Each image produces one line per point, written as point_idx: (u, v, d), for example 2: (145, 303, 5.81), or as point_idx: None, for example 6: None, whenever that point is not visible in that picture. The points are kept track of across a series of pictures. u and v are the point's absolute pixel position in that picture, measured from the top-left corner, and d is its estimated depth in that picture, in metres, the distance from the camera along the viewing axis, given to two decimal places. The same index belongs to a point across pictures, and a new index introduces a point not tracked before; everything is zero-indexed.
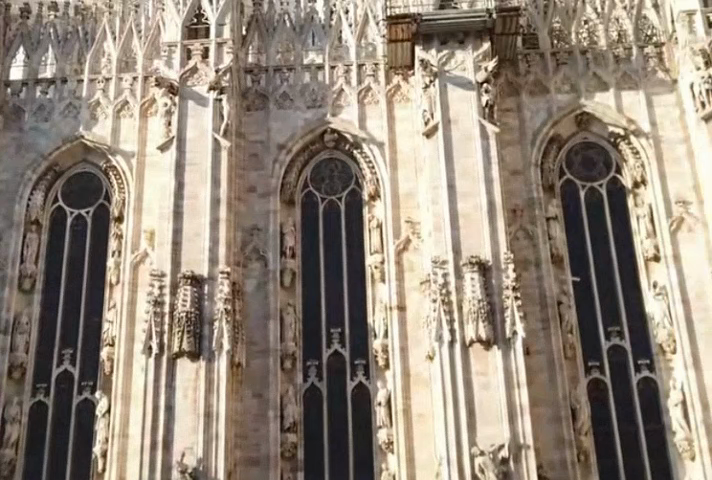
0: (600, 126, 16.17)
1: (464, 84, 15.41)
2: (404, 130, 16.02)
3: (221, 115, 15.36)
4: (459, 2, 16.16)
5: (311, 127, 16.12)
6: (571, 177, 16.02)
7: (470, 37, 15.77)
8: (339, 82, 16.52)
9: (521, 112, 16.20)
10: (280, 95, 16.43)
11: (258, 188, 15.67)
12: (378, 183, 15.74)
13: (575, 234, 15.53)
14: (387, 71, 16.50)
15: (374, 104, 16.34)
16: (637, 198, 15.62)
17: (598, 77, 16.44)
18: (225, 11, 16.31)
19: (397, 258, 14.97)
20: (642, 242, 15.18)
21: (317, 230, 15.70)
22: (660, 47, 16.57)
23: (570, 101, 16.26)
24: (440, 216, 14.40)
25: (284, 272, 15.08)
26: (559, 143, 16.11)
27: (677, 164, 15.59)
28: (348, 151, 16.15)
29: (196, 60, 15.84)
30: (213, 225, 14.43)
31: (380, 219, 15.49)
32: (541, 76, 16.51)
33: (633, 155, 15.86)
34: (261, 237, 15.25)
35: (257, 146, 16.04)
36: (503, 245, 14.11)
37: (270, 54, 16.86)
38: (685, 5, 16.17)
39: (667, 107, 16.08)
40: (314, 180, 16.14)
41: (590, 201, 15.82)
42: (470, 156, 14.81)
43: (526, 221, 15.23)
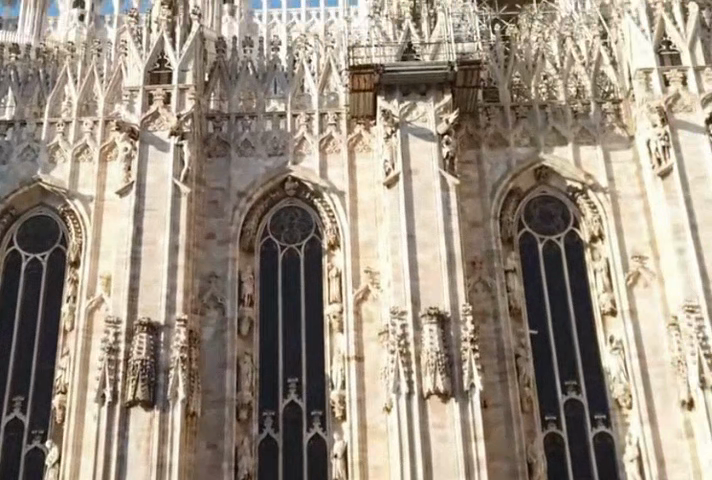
0: (558, 180, 16.34)
1: (425, 135, 15.52)
2: (365, 179, 16.07)
3: (182, 161, 15.30)
4: (421, 54, 16.31)
5: (272, 175, 16.10)
6: (529, 230, 16.15)
7: (432, 88, 15.90)
8: (300, 130, 16.54)
9: (481, 164, 16.33)
10: (242, 142, 16.41)
11: (217, 235, 15.59)
12: (337, 233, 15.73)
13: (533, 287, 15.62)
14: (348, 120, 16.57)
15: (335, 153, 16.37)
16: (595, 252, 15.77)
17: (557, 131, 16.65)
18: (188, 57, 16.32)
19: (356, 308, 14.92)
20: (599, 296, 15.29)
21: (276, 278, 15.64)
22: (617, 104, 16.82)
23: (530, 154, 16.42)
24: (399, 267, 14.39)
25: (241, 320, 14.97)
26: (518, 196, 16.24)
27: (633, 219, 15.77)
28: (308, 200, 16.14)
29: (157, 105, 15.80)
30: (171, 271, 14.30)
31: (339, 268, 15.46)
32: (501, 128, 16.68)
33: (590, 209, 16.02)
34: (219, 284, 15.14)
35: (217, 193, 15.98)
36: (462, 297, 14.13)
37: (233, 101, 16.87)
38: (642, 62, 16.39)
39: (624, 163, 16.30)
40: (274, 227, 16.09)
41: (547, 254, 15.95)
42: (430, 207, 14.87)
43: (485, 273, 15.28)
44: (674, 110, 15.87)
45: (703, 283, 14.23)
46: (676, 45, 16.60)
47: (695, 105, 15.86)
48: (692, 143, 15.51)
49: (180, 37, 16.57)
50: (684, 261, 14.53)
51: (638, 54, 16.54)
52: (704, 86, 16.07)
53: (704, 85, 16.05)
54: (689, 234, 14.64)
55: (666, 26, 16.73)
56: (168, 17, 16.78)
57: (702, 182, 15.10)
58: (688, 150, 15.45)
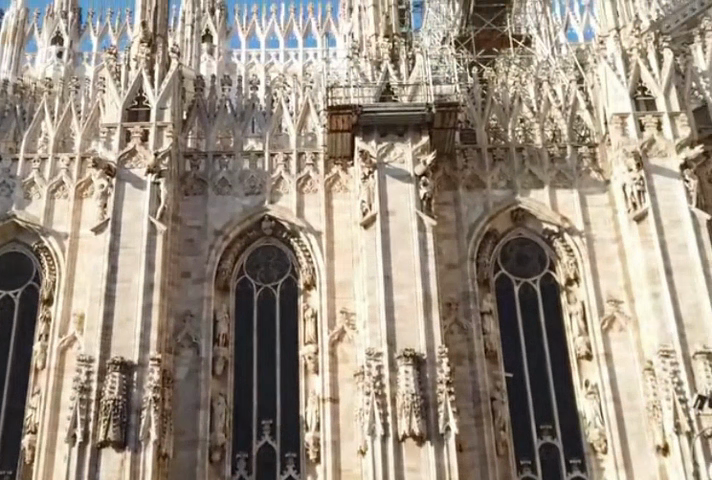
0: (535, 223, 16.40)
1: (403, 176, 15.57)
2: (342, 219, 16.06)
3: (158, 199, 15.22)
4: (399, 95, 16.39)
5: (249, 214, 16.05)
6: (505, 272, 16.18)
7: (410, 130, 15.95)
8: (278, 169, 16.53)
9: (458, 206, 16.37)
10: (219, 180, 16.37)
11: (192, 273, 15.50)
12: (314, 272, 15.68)
13: (509, 330, 15.64)
14: (326, 160, 16.57)
15: (312, 192, 16.35)
16: (570, 295, 15.82)
17: (533, 174, 16.73)
18: (166, 95, 16.31)
19: (331, 348, 14.85)
20: (575, 340, 15.33)
21: (252, 318, 15.55)
22: (593, 148, 16.96)
23: (507, 197, 16.48)
24: (375, 308, 14.35)
25: (216, 361, 14.85)
26: (494, 238, 16.28)
27: (609, 263, 15.85)
28: (285, 239, 16.07)
29: (134, 143, 15.75)
30: (145, 310, 14.18)
31: (315, 308, 15.39)
32: (477, 171, 16.74)
33: (566, 252, 16.08)
34: (194, 323, 15.03)
35: (194, 231, 15.91)
36: (438, 338, 14.09)
37: (210, 140, 16.85)
38: (618, 107, 16.55)
39: (600, 207, 16.41)
40: (250, 266, 16.02)
41: (523, 297, 15.99)
42: (407, 248, 14.86)
43: (461, 315, 15.27)
44: (649, 155, 16.00)
45: (677, 327, 14.27)
46: (651, 91, 16.76)
47: (669, 150, 15.98)
48: (667, 188, 15.60)
49: (159, 75, 16.57)
50: (659, 305, 14.58)
51: (614, 99, 16.70)
52: (678, 131, 16.21)
53: (679, 130, 16.20)
54: (664, 279, 14.70)
55: (641, 72, 16.90)
56: (147, 55, 16.79)
57: (677, 227, 15.19)
58: (663, 194, 15.55)
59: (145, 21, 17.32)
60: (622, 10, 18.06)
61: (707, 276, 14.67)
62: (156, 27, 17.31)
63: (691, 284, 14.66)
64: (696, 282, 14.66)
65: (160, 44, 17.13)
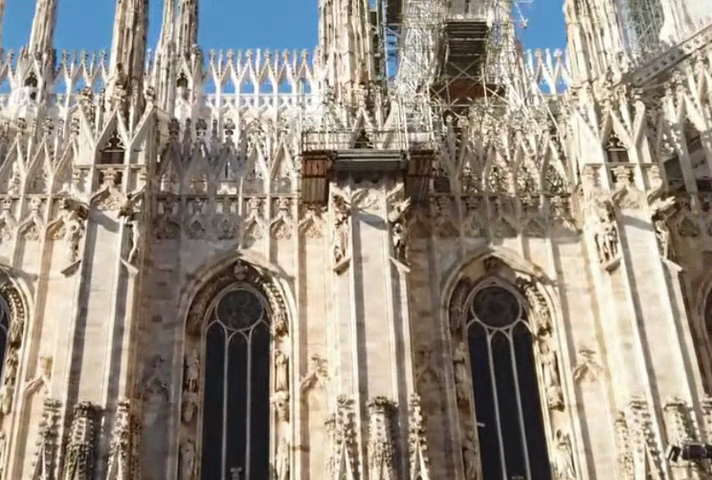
0: (507, 272, 16.42)
1: (376, 222, 15.53)
2: (315, 265, 16.01)
3: (130, 242, 15.10)
4: (374, 141, 16.42)
5: (221, 258, 15.94)
6: (478, 320, 16.19)
7: (384, 176, 15.94)
8: (252, 213, 16.48)
9: (431, 253, 16.37)
10: (192, 224, 16.28)
11: (163, 318, 15.35)
12: (286, 318, 15.58)
13: (480, 379, 15.62)
14: (300, 205, 16.53)
15: (286, 238, 16.31)
16: (543, 344, 15.83)
17: (506, 223, 16.79)
18: (141, 137, 16.23)
19: (302, 396, 14.72)
20: (547, 390, 15.32)
21: (223, 363, 15.41)
22: (566, 198, 17.07)
23: (480, 245, 16.51)
24: (348, 355, 14.25)
25: (185, 407, 14.67)
26: (467, 286, 16.28)
27: (581, 313, 15.89)
28: (257, 283, 15.98)
29: (108, 185, 15.63)
30: (115, 354, 14.00)
31: (287, 355, 15.26)
32: (451, 218, 16.78)
33: (539, 302, 16.11)
34: (163, 369, 14.85)
35: (165, 274, 15.78)
36: (410, 387, 14.00)
37: (184, 183, 16.78)
38: (590, 158, 16.68)
39: (572, 256, 16.49)
40: (222, 311, 15.89)
41: (495, 346, 15.99)
42: (380, 295, 14.81)
43: (433, 363, 15.21)
44: (622, 205, 16.11)
45: (649, 379, 14.29)
46: (623, 142, 16.93)
47: (641, 202, 16.10)
48: (639, 239, 15.70)
49: (134, 117, 16.52)
50: (630, 356, 14.60)
51: (586, 150, 16.84)
52: (649, 183, 16.36)
53: (650, 181, 16.35)
54: (636, 330, 14.74)
55: (614, 123, 17.08)
56: (122, 97, 16.74)
57: (649, 278, 15.28)
58: (635, 245, 15.65)
59: (120, 64, 17.30)
60: (595, 63, 18.43)
61: (679, 328, 14.74)
62: (132, 70, 17.29)
63: (662, 336, 14.72)
64: (667, 334, 14.72)
65: (135, 86, 17.10)
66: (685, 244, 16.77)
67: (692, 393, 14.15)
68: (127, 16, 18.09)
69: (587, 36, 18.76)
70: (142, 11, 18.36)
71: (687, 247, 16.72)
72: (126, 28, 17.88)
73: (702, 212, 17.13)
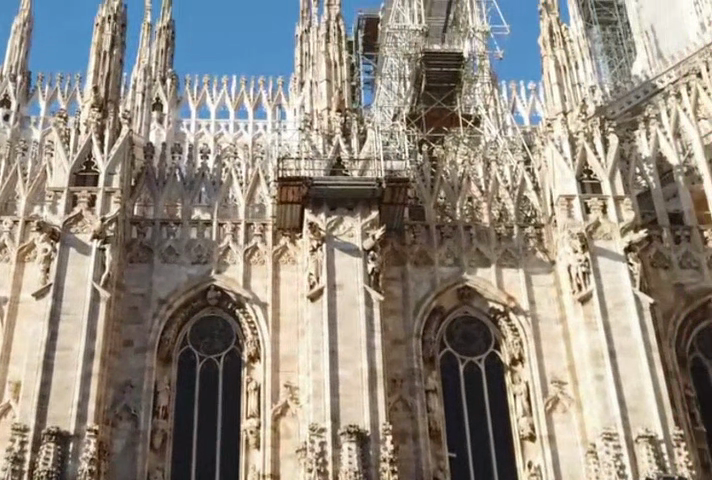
0: (481, 301, 16.43)
1: (351, 249, 15.54)
2: (289, 292, 15.96)
3: (103, 265, 14.99)
4: (350, 169, 16.44)
5: (194, 283, 15.85)
6: (450, 350, 16.17)
7: (359, 204, 15.97)
8: (226, 239, 16.41)
9: (405, 281, 16.38)
10: (165, 248, 16.19)
11: (135, 342, 15.23)
12: (258, 345, 15.50)
13: (453, 409, 15.59)
14: (274, 231, 16.51)
15: (260, 263, 16.26)
16: (515, 375, 15.83)
17: (480, 253, 16.82)
18: (116, 160, 16.16)
19: (273, 423, 14.63)
20: (518, 420, 15.32)
21: (193, 389, 15.28)
22: (540, 228, 17.15)
23: (454, 274, 16.53)
24: (320, 383, 14.18)
25: (155, 433, 14.52)
26: (441, 315, 16.27)
27: (553, 343, 15.94)
28: (230, 309, 15.90)
29: (81, 208, 15.53)
30: (84, 379, 13.86)
31: (258, 381, 15.17)
32: (426, 247, 16.79)
33: (511, 332, 16.13)
34: (133, 394, 14.71)
35: (137, 299, 15.67)
36: (382, 415, 13.95)
37: (158, 207, 16.71)
38: (564, 189, 16.79)
39: (545, 287, 16.56)
40: (193, 337, 15.77)
41: (467, 375, 15.97)
42: (353, 322, 14.78)
43: (405, 392, 15.17)
44: (595, 236, 16.20)
45: (621, 410, 14.34)
46: (597, 174, 17.07)
47: (614, 233, 16.21)
48: (612, 271, 15.80)
49: (109, 140, 16.45)
50: (602, 388, 14.64)
51: (560, 181, 16.95)
52: (623, 215, 16.48)
53: (623, 213, 16.48)
54: (608, 361, 14.79)
55: (588, 155, 17.22)
56: (97, 120, 16.68)
57: (621, 310, 15.36)
58: (608, 277, 15.74)
59: (96, 86, 17.25)
60: (569, 95, 18.38)
61: (650, 360, 14.82)
62: (108, 93, 17.25)
63: (634, 368, 14.79)
64: (639, 366, 14.79)
65: (111, 109, 17.05)
66: (657, 276, 16.89)
67: (663, 425, 14.19)
68: (104, 39, 18.06)
69: (562, 68, 18.74)
70: (120, 34, 18.34)
71: (658, 279, 16.85)
72: (103, 51, 17.85)
73: (673, 245, 17.29)
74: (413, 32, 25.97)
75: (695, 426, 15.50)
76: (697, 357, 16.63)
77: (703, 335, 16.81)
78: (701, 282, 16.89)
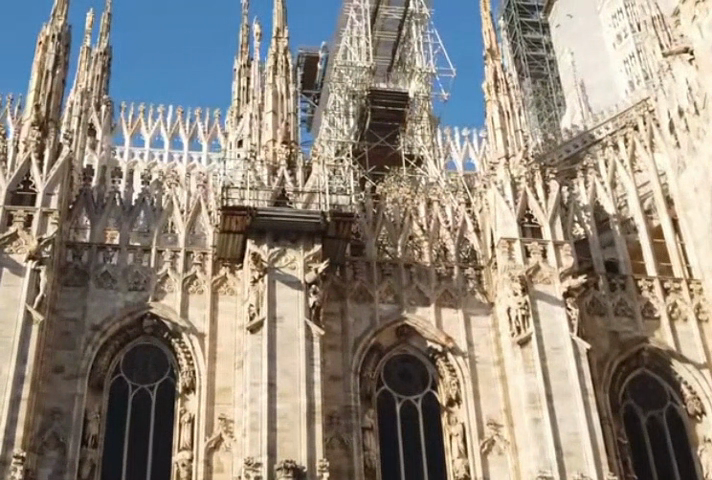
0: (419, 341, 16.38)
1: (292, 282, 15.37)
2: (226, 323, 15.71)
3: (37, 287, 14.51)
4: (294, 201, 16.39)
5: (130, 310, 15.48)
6: (388, 388, 16.01)
7: (302, 237, 15.82)
8: (164, 266, 16.10)
9: (345, 317, 16.22)
10: (101, 273, 15.79)
11: (65, 369, 14.77)
12: (194, 376, 15.17)
13: (388, 447, 15.44)
14: (214, 260, 16.26)
15: (198, 292, 15.98)
16: (451, 415, 15.74)
17: (420, 291, 16.78)
18: (54, 181, 15.72)
19: (207, 457, 14.30)
20: (454, 461, 15.25)
21: (124, 419, 14.84)
22: (479, 270, 17.23)
23: (393, 312, 16.45)
24: (257, 416, 13.90)
25: (83, 463, 14.05)
26: (379, 352, 16.13)
27: (490, 386, 15.96)
28: (165, 339, 15.56)
29: (17, 227, 15.03)
30: (12, 403, 13.39)
31: (192, 413, 14.83)
32: (366, 283, 16.66)
33: (449, 372, 16.07)
34: (62, 422, 14.26)
35: (70, 325, 15.23)
36: (319, 451, 13.74)
37: (96, 231, 16.29)
38: (505, 232, 16.92)
39: (483, 329, 16.60)
40: (127, 365, 15.34)
41: (404, 414, 15.83)
42: (293, 355, 14.58)
43: (342, 429, 14.97)
44: (534, 280, 16.33)
45: (557, 454, 14.37)
46: (537, 219, 17.25)
47: (553, 277, 16.37)
48: (550, 315, 15.93)
49: (49, 159, 16.00)
50: (539, 431, 14.66)
51: (501, 223, 17.08)
52: (562, 259, 16.68)
53: (562, 258, 16.67)
54: (545, 405, 14.82)
55: (529, 199, 17.42)
56: (37, 139, 16.25)
57: (558, 355, 15.47)
58: (546, 320, 15.86)
59: (37, 104, 16.87)
60: (512, 140, 18.53)
61: (586, 405, 14.95)
62: (49, 111, 16.88)
63: (570, 412, 14.88)
64: (575, 411, 14.89)
65: (51, 128, 16.66)
66: (593, 322, 17.08)
67: (598, 470, 14.32)
68: (47, 58, 17.72)
69: (505, 113, 18.99)
70: (63, 53, 18.03)
71: (593, 326, 17.03)
72: (45, 70, 17.50)
73: (608, 292, 17.54)
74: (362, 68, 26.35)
75: (627, 472, 15.60)
76: (629, 403, 16.74)
77: (635, 382, 16.98)
78: (635, 330, 17.16)
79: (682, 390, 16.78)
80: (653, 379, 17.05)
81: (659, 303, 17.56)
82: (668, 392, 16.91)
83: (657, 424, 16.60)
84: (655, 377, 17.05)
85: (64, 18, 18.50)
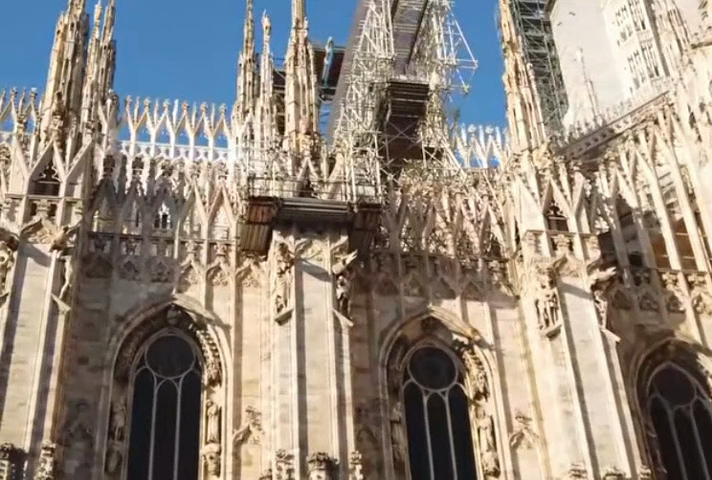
0: (445, 333, 16.20)
1: (319, 273, 15.17)
2: (251, 315, 15.53)
3: (62, 277, 14.31)
4: (319, 192, 16.17)
5: (154, 301, 15.27)
6: (414, 380, 15.85)
7: (328, 228, 15.62)
8: (188, 257, 15.89)
9: (371, 309, 16.02)
10: (124, 264, 15.57)
11: (90, 360, 14.56)
12: (220, 368, 14.98)
13: (416, 440, 15.27)
14: (238, 252, 16.07)
15: (222, 284, 15.78)
16: (479, 409, 15.59)
17: (445, 284, 16.60)
18: (77, 170, 15.48)
19: (235, 449, 14.12)
20: (483, 455, 15.10)
21: (150, 410, 14.66)
22: (504, 263, 17.06)
23: (419, 304, 16.25)
24: (287, 408, 13.72)
25: (110, 455, 13.85)
26: (405, 344, 15.96)
27: (517, 379, 15.81)
28: (189, 331, 15.36)
29: (41, 216, 14.78)
30: (41, 395, 13.18)
31: (219, 405, 14.64)
32: (391, 275, 16.47)
33: (476, 365, 15.92)
34: (89, 413, 14.04)
35: (94, 315, 15.01)
36: (351, 444, 13.55)
37: (117, 222, 16.04)
38: (531, 225, 16.76)
39: (509, 321, 16.46)
40: (151, 357, 15.14)
41: (431, 407, 15.67)
42: (321, 348, 14.38)
43: (370, 421, 14.77)
44: (562, 273, 16.17)
45: (589, 447, 14.23)
46: (563, 212, 17.10)
47: (580, 270, 16.21)
48: (578, 307, 15.78)
49: (71, 149, 15.75)
50: (570, 425, 14.51)
51: (527, 216, 16.91)
52: (588, 252, 16.52)
53: (589, 252, 16.51)
54: (576, 398, 14.68)
55: (554, 192, 17.25)
56: (58, 127, 16.03)
57: (587, 347, 15.33)
58: (575, 313, 15.71)
59: (58, 93, 16.64)
60: (534, 132, 18.36)
61: (617, 399, 14.80)
62: (70, 101, 16.68)
63: (602, 406, 14.72)
64: (606, 404, 14.74)
65: (72, 118, 16.43)
66: (619, 316, 16.91)
67: (630, 464, 14.18)
68: (66, 48, 17.51)
69: (527, 106, 18.82)
70: (81, 43, 17.83)
71: (620, 320, 16.85)
72: (65, 59, 17.26)
73: (633, 286, 17.38)
74: (381, 60, 26.62)
75: (657, 466, 15.48)
76: (656, 396, 16.61)
77: (661, 376, 16.85)
78: (661, 324, 17.03)
79: (708, 383, 16.66)
80: (679, 372, 16.92)
81: (684, 297, 17.43)
82: (695, 385, 16.78)
83: (684, 417, 16.48)
84: (681, 370, 16.92)
85: (81, 7, 18.24)
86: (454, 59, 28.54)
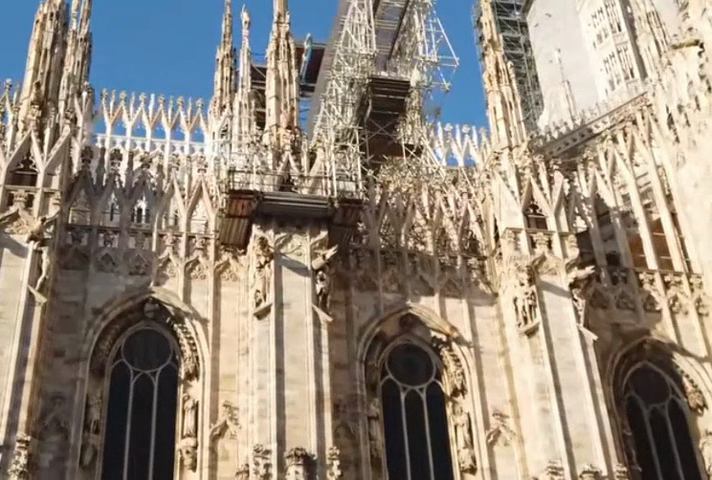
0: (423, 330, 16.18)
1: (298, 268, 15.10)
2: (230, 309, 15.44)
3: (39, 268, 14.15)
4: (299, 187, 16.05)
5: (131, 295, 15.14)
6: (392, 377, 15.84)
7: (308, 223, 15.55)
8: (166, 250, 15.77)
9: (350, 305, 15.94)
10: (102, 256, 15.41)
11: (66, 353, 14.42)
12: (197, 362, 14.88)
13: (393, 437, 15.25)
14: (217, 246, 15.96)
15: (200, 278, 15.68)
16: (456, 406, 15.58)
17: (424, 281, 16.59)
18: (55, 161, 15.32)
19: (212, 444, 14.04)
20: (459, 452, 15.09)
21: (126, 404, 14.55)
22: (482, 261, 17.07)
23: (397, 301, 16.23)
24: (265, 403, 13.64)
25: (85, 449, 13.71)
26: (383, 341, 15.93)
27: (495, 376, 15.84)
28: (166, 324, 15.25)
29: (18, 207, 14.62)
30: (16, 387, 13.03)
31: (196, 399, 14.55)
32: (370, 272, 16.42)
33: (453, 362, 15.92)
34: (64, 407, 13.89)
35: (70, 307, 14.86)
36: (329, 439, 13.50)
37: (95, 214, 15.89)
38: (510, 223, 16.77)
39: (487, 319, 16.48)
40: (128, 351, 15.03)
41: (409, 403, 15.67)
42: (300, 343, 14.31)
43: (348, 417, 14.72)
44: (540, 271, 16.21)
45: (566, 445, 14.26)
46: (542, 210, 17.15)
47: (559, 269, 16.25)
48: (556, 306, 15.82)
49: (49, 139, 15.58)
50: (547, 422, 14.54)
51: (506, 214, 16.93)
52: (567, 251, 16.56)
53: (567, 250, 16.55)
54: (553, 395, 14.71)
55: (534, 191, 17.29)
56: (36, 118, 15.86)
57: (565, 346, 15.37)
58: (553, 312, 15.74)
59: (36, 83, 16.46)
60: (515, 130, 18.37)
61: (594, 397, 14.85)
62: (49, 92, 16.50)
63: (579, 404, 14.76)
64: (583, 402, 14.79)
65: (51, 108, 16.26)
66: (596, 315, 16.97)
67: (606, 462, 14.24)
68: (45, 37, 17.30)
69: (508, 104, 18.84)
70: (61, 33, 17.64)
71: (597, 318, 16.91)
72: (44, 49, 17.04)
73: (610, 285, 17.45)
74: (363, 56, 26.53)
75: (632, 464, 15.55)
76: (631, 396, 16.71)
77: (637, 375, 16.95)
78: (637, 323, 17.11)
79: (683, 383, 16.78)
80: (654, 371, 17.04)
81: (660, 297, 17.51)
82: (669, 385, 16.91)
83: (658, 416, 16.60)
84: (656, 369, 17.03)
85: None
86: (435, 57, 28.54)
